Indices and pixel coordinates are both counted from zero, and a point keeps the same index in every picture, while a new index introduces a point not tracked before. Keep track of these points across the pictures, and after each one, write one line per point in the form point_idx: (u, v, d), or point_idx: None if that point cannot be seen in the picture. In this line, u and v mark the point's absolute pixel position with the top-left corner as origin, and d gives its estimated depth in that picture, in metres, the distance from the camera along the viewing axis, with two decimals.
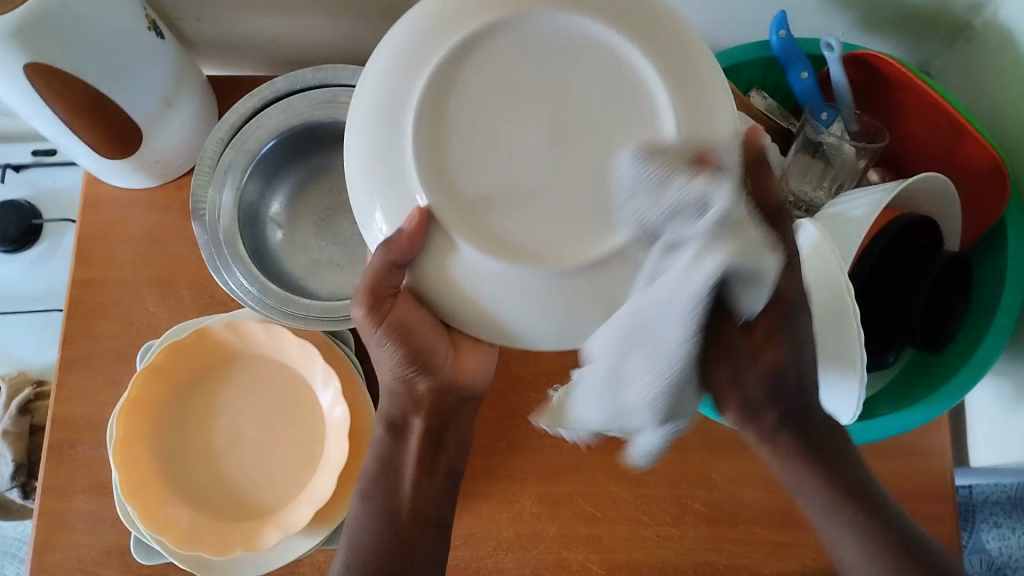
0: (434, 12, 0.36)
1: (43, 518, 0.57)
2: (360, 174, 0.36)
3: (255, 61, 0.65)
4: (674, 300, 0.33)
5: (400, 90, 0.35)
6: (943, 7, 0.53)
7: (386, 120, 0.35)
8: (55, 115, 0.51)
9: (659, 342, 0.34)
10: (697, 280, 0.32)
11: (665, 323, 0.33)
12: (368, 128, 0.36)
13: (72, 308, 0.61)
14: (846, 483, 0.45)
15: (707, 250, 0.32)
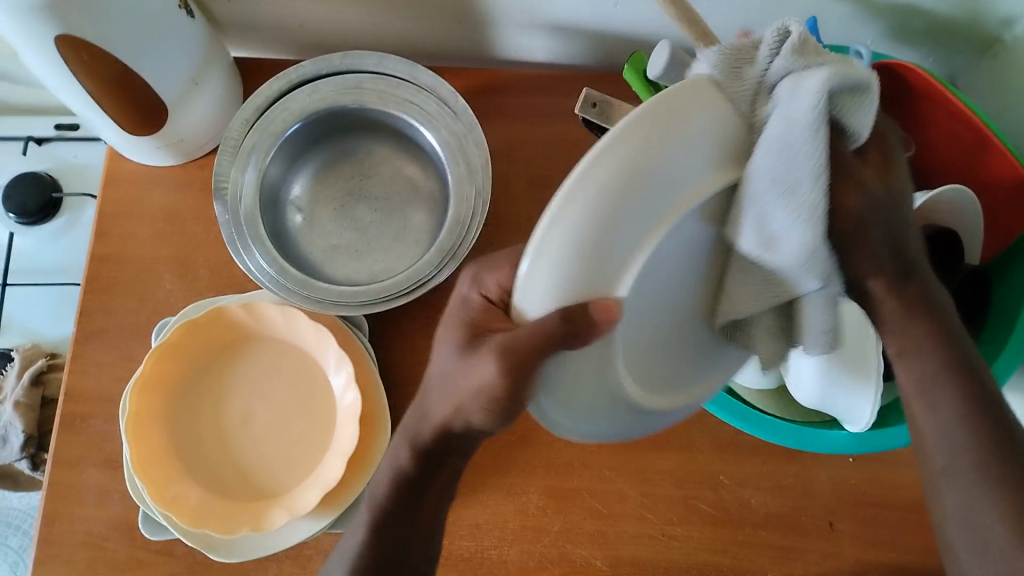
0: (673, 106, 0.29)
1: (54, 489, 0.58)
2: (567, 267, 0.29)
3: (281, 46, 0.65)
4: (794, 122, 0.31)
5: (640, 202, 0.29)
6: (974, 19, 0.53)
7: (614, 228, 0.29)
8: (82, 87, 0.52)
9: (797, 176, 0.32)
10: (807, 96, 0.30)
11: (802, 175, 0.32)
12: (588, 234, 0.29)
13: (90, 282, 0.62)
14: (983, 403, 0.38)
15: (806, 89, 0.31)
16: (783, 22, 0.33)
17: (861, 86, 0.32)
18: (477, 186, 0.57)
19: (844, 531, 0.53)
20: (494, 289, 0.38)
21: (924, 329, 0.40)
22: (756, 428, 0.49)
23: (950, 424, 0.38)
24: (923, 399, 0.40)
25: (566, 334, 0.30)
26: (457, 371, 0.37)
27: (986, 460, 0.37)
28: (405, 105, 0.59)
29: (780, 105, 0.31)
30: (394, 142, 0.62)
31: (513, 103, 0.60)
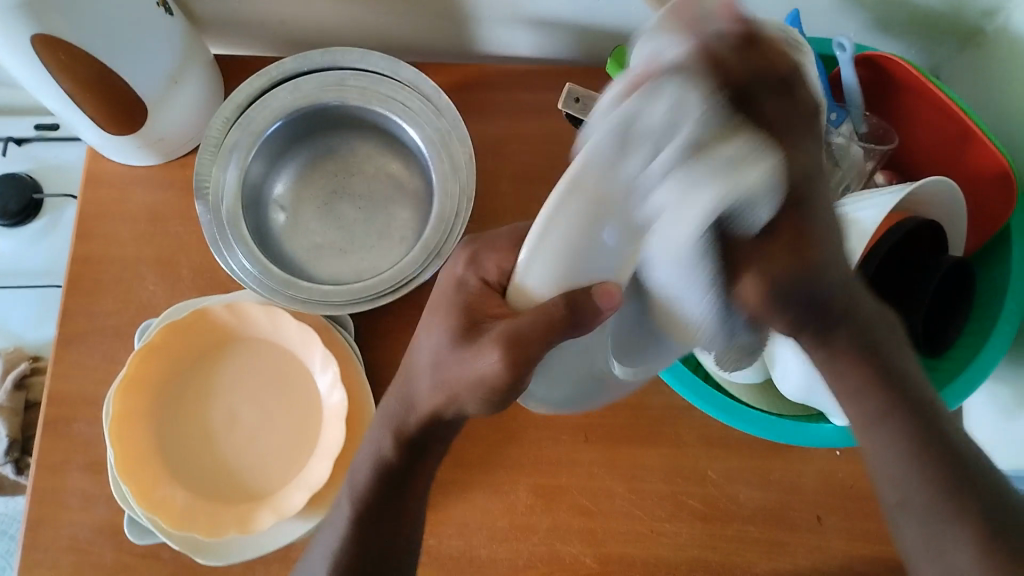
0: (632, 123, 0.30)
1: (37, 494, 0.57)
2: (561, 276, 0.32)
3: (262, 43, 0.64)
4: (683, 228, 0.31)
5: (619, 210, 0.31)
6: (958, 11, 0.53)
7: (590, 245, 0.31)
8: (59, 87, 0.51)
9: (686, 267, 0.34)
10: (697, 213, 0.31)
11: (666, 265, 0.34)
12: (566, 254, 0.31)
13: (71, 284, 0.61)
14: (931, 433, 0.38)
15: (677, 211, 0.31)
16: (670, 101, 0.30)
17: (743, 198, 0.32)
18: (461, 183, 0.56)
19: (833, 525, 0.53)
20: (493, 273, 0.39)
21: (861, 374, 0.40)
22: (738, 420, 0.49)
23: (898, 463, 0.38)
24: (868, 436, 0.39)
25: (568, 324, 0.32)
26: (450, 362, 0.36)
27: (945, 494, 0.36)
28: (388, 102, 0.58)
29: (671, 208, 0.31)
30: (377, 139, 0.61)
31: (497, 99, 0.59)
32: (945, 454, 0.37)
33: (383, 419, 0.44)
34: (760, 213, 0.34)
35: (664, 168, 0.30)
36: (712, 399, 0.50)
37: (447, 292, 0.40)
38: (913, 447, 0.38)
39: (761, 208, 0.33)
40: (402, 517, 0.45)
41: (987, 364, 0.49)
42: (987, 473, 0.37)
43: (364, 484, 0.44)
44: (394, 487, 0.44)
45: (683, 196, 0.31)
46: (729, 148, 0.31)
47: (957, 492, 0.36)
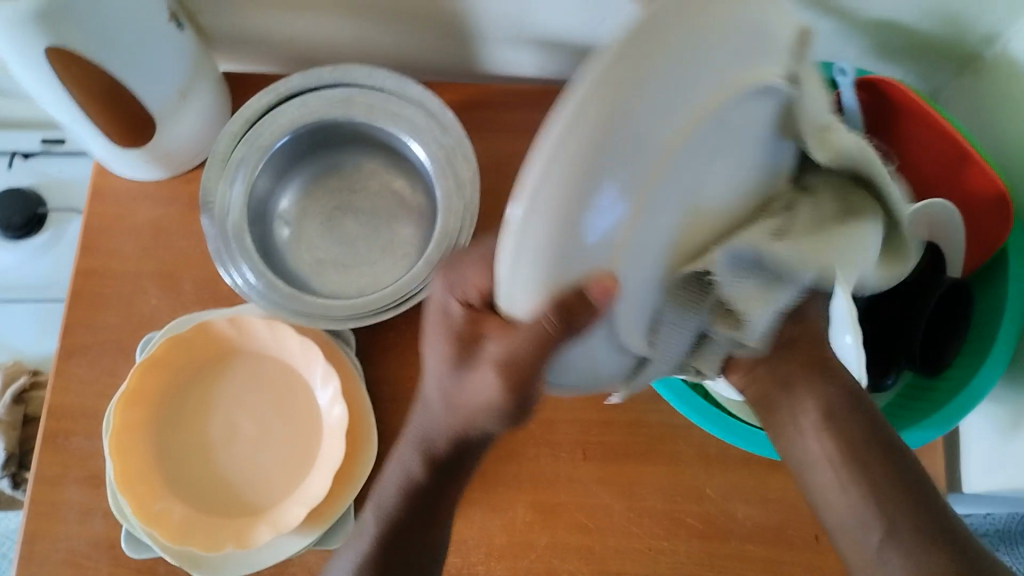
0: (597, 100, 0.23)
1: (34, 507, 0.57)
2: (533, 274, 0.26)
3: (270, 59, 0.65)
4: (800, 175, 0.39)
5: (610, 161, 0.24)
6: (955, 37, 0.54)
7: (578, 212, 0.24)
8: (70, 100, 0.52)
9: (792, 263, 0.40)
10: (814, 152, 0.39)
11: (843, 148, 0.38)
12: (559, 213, 0.24)
13: (74, 297, 0.61)
14: (888, 479, 0.40)
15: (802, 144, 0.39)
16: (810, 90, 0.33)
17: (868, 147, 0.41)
18: (466, 198, 0.57)
19: (830, 545, 0.53)
20: (474, 292, 0.35)
21: (852, 432, 0.41)
22: (746, 443, 0.50)
23: (843, 475, 0.41)
24: (830, 471, 0.41)
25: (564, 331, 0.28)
26: (455, 390, 0.35)
27: (896, 499, 0.39)
28: (394, 118, 0.59)
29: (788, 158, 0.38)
30: (382, 156, 0.62)
31: (503, 118, 0.60)
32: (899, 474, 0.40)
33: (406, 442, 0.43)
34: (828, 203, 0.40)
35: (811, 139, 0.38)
36: (715, 419, 0.51)
37: (436, 322, 0.36)
38: (873, 474, 0.40)
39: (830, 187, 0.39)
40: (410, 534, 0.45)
41: (984, 383, 0.49)
42: (944, 509, 0.39)
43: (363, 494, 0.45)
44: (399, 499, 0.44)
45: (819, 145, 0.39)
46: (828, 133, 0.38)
47: (912, 513, 0.38)
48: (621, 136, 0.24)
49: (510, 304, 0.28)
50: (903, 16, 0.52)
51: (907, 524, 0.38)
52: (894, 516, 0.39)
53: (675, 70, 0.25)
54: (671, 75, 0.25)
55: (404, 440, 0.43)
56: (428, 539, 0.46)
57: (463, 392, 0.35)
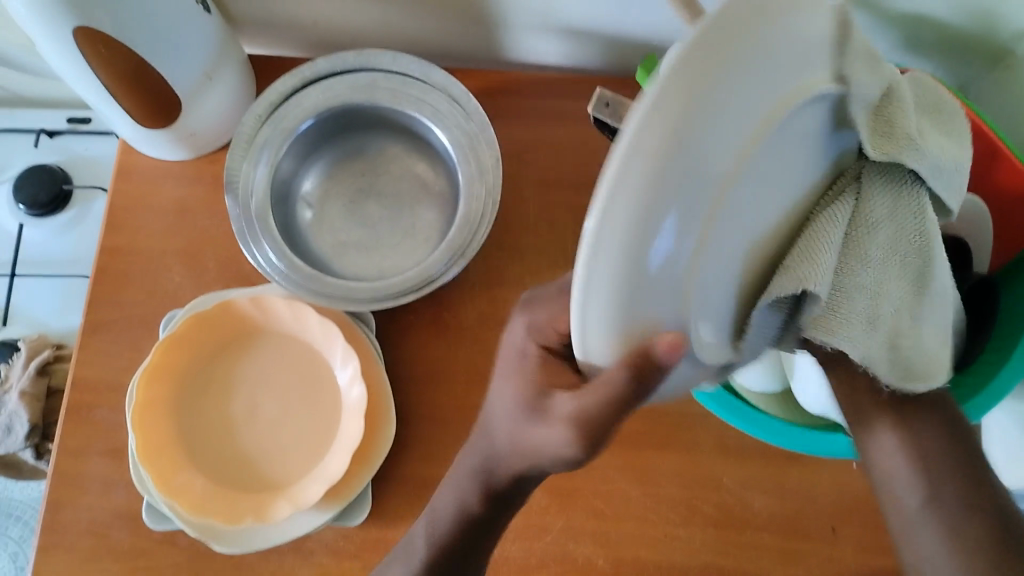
0: (675, 128, 0.22)
1: (59, 477, 0.58)
2: (608, 320, 0.25)
3: (296, 42, 0.65)
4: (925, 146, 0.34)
5: (686, 195, 0.23)
6: (983, 32, 0.54)
7: (652, 259, 0.24)
8: (98, 79, 0.52)
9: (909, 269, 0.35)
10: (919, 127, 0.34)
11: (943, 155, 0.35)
12: (634, 249, 0.23)
13: (99, 273, 0.62)
14: (951, 455, 0.37)
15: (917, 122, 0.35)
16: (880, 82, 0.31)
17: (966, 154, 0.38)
18: (487, 185, 0.57)
19: (846, 537, 0.53)
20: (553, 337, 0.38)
21: (929, 409, 0.38)
22: (767, 433, 0.50)
23: (906, 456, 0.38)
24: (879, 443, 0.39)
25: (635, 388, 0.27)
26: (518, 429, 0.37)
27: (950, 480, 0.37)
28: (418, 103, 0.59)
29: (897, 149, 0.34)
30: (406, 141, 0.63)
31: (526, 106, 0.61)
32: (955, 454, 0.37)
33: (457, 468, 0.43)
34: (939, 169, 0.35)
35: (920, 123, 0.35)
36: (738, 411, 0.51)
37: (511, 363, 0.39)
38: (935, 452, 0.37)
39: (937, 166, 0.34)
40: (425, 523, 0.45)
41: (1006, 380, 0.49)
42: (1001, 488, 0.37)
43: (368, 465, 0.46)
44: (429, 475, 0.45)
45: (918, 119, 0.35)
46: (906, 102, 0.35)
47: (975, 494, 0.36)
48: (697, 165, 0.23)
49: (592, 354, 0.27)
50: (930, 11, 0.52)
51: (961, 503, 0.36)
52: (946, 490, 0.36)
53: (757, 71, 0.24)
54: (754, 75, 0.23)
55: (456, 468, 0.43)
56: (482, 547, 0.45)
57: (526, 436, 0.36)
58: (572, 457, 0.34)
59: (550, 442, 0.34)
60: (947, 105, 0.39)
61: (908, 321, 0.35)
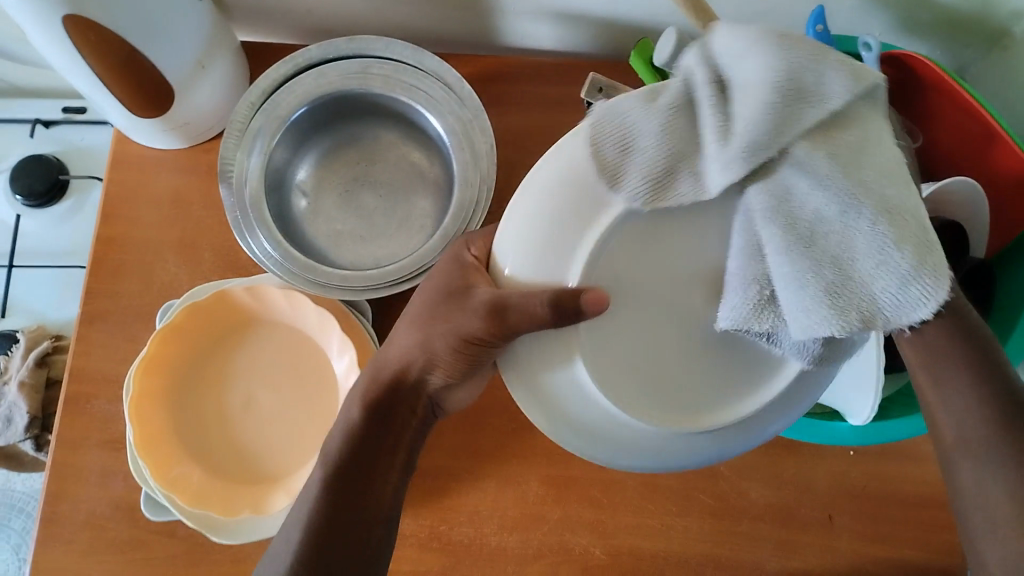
0: (556, 172, 0.36)
1: (57, 468, 0.58)
2: (521, 265, 0.37)
3: (288, 29, 0.64)
4: (761, 87, 0.33)
5: (567, 206, 0.36)
6: (985, 13, 0.52)
7: (552, 235, 0.36)
8: (88, 68, 0.52)
9: (832, 219, 0.34)
10: (765, 69, 0.33)
11: (750, 105, 0.33)
12: (531, 220, 0.36)
13: (94, 265, 0.62)
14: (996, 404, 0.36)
15: (752, 59, 0.34)
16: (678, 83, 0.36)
17: (780, 69, 0.33)
18: (482, 172, 0.56)
19: (843, 525, 0.53)
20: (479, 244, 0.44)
21: (956, 351, 0.37)
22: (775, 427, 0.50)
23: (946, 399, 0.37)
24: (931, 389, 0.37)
25: (552, 318, 0.35)
26: (435, 314, 0.44)
27: (995, 435, 0.36)
28: (411, 90, 0.59)
29: (743, 101, 0.34)
30: (400, 128, 0.62)
31: (522, 92, 0.60)
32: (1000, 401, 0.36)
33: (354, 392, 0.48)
34: (773, 87, 0.33)
35: (758, 63, 0.33)
36: None
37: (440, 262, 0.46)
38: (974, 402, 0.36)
39: (801, 104, 0.33)
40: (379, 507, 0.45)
41: None
42: None
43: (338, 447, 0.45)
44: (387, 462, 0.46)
45: (760, 58, 0.34)
46: (752, 45, 0.34)
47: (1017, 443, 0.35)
48: (574, 191, 0.36)
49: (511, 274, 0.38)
50: None
51: (1002, 460, 0.35)
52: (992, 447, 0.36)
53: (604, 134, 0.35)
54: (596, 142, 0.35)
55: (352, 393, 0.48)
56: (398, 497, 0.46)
57: (438, 320, 0.43)
58: (467, 333, 0.41)
59: (459, 323, 0.41)
60: (766, 34, 0.34)
61: (866, 263, 0.33)
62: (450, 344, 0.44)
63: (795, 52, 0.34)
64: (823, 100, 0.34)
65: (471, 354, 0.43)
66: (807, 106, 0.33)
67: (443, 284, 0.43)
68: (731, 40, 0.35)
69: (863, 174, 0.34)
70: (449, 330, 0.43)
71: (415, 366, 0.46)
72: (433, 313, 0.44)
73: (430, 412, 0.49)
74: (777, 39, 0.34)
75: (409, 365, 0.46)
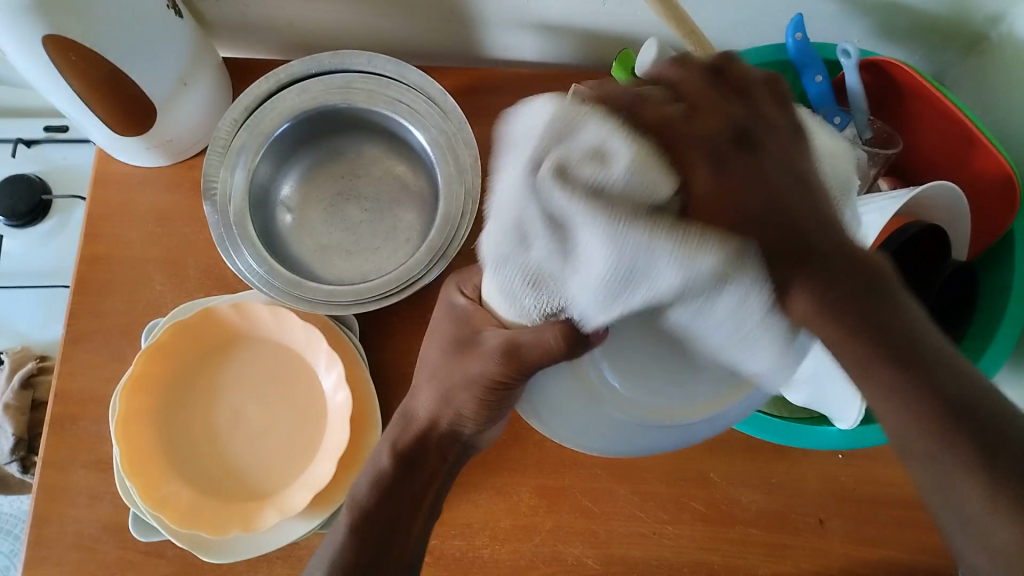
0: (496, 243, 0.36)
1: (43, 491, 0.57)
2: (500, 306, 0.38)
3: (271, 45, 0.64)
4: (599, 270, 0.30)
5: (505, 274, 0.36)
6: (961, 19, 0.53)
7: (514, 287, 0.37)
8: (69, 89, 0.51)
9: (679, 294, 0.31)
10: (600, 258, 0.30)
11: (589, 282, 0.31)
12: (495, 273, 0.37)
13: (78, 284, 0.61)
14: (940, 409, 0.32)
15: (588, 234, 0.29)
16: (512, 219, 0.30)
17: (618, 262, 0.29)
18: (467, 185, 0.57)
19: (835, 528, 0.53)
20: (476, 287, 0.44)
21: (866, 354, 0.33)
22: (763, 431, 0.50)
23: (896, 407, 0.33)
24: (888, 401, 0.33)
25: (564, 351, 0.36)
26: (451, 363, 0.44)
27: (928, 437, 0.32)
28: (394, 104, 0.59)
29: (583, 270, 0.31)
30: (384, 142, 0.62)
31: (505, 104, 0.60)
32: (944, 390, 0.32)
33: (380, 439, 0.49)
34: (607, 276, 0.30)
35: (590, 235, 0.29)
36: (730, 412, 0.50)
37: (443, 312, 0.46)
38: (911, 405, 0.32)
39: (643, 279, 0.30)
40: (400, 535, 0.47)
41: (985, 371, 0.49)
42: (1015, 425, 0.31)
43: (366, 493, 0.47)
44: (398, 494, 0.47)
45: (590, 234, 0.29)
46: (572, 198, 0.28)
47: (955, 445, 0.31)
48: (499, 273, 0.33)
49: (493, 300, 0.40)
50: None
51: None
52: (951, 441, 0.31)
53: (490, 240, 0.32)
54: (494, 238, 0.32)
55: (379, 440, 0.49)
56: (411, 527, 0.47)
57: (457, 367, 0.44)
58: (486, 379, 0.41)
59: (475, 369, 0.41)
60: (590, 199, 0.28)
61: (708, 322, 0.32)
62: (471, 392, 0.44)
63: (629, 235, 0.29)
64: (651, 278, 0.30)
65: (497, 398, 0.43)
66: (642, 283, 0.30)
67: (450, 329, 0.44)
68: (552, 186, 0.28)
69: (705, 301, 0.32)
70: (466, 377, 0.43)
71: (443, 417, 0.46)
72: (450, 364, 0.44)
73: (455, 443, 0.48)
74: (605, 221, 0.28)
75: (438, 415, 0.46)
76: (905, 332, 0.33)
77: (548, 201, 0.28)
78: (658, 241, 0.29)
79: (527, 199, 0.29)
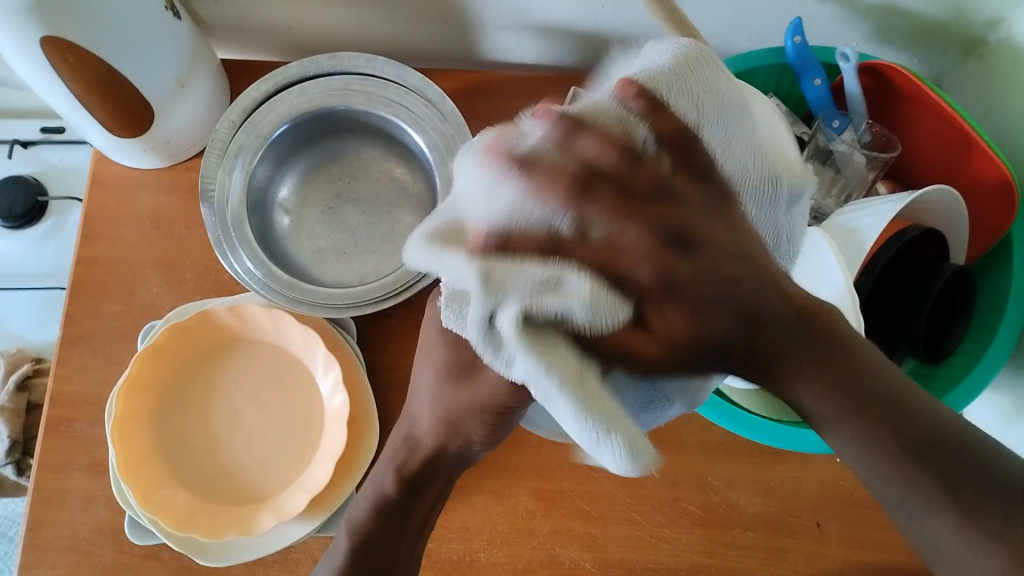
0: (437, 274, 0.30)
1: (38, 494, 0.57)
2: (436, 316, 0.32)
3: (269, 46, 0.64)
4: (560, 424, 0.30)
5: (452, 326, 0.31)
6: (959, 23, 0.53)
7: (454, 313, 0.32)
8: (67, 91, 0.51)
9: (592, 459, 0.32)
10: (563, 415, 0.29)
11: (542, 418, 0.31)
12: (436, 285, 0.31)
13: (74, 287, 0.61)
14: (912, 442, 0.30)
15: (562, 402, 0.29)
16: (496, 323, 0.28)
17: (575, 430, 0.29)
18: None
19: (832, 530, 0.53)
20: None
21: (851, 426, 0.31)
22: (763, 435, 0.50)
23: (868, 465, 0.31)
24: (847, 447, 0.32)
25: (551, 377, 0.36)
26: (452, 388, 0.40)
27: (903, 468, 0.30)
28: (392, 106, 0.59)
29: (542, 407, 0.30)
30: (381, 144, 0.62)
31: (504, 106, 0.60)
32: (902, 427, 0.31)
33: (378, 460, 0.46)
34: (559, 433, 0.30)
35: (562, 401, 0.29)
36: (728, 414, 0.51)
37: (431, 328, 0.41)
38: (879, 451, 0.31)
39: (580, 445, 0.30)
40: (407, 549, 0.46)
41: (985, 373, 0.49)
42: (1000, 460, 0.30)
43: (367, 516, 0.45)
44: (392, 512, 0.45)
45: (562, 400, 0.29)
46: (552, 330, 0.28)
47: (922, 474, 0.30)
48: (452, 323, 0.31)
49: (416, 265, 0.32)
50: (907, 2, 0.52)
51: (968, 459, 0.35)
52: (910, 477, 0.30)
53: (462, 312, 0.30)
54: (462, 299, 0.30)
55: (379, 459, 0.46)
56: (410, 540, 0.46)
57: (461, 392, 0.40)
58: (507, 400, 0.38)
59: (490, 391, 0.38)
60: (553, 362, 0.28)
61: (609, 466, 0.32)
62: (479, 415, 0.40)
63: (593, 411, 0.29)
64: (583, 445, 0.30)
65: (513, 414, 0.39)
66: (583, 446, 0.31)
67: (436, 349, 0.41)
68: (538, 332, 0.28)
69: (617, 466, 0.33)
70: (472, 404, 0.39)
71: (450, 440, 0.42)
72: (451, 390, 0.40)
73: (456, 463, 0.45)
74: (574, 402, 0.29)
75: (445, 440, 0.42)
76: (863, 374, 0.31)
77: (538, 330, 0.28)
78: (609, 426, 0.29)
79: (507, 321, 0.28)
